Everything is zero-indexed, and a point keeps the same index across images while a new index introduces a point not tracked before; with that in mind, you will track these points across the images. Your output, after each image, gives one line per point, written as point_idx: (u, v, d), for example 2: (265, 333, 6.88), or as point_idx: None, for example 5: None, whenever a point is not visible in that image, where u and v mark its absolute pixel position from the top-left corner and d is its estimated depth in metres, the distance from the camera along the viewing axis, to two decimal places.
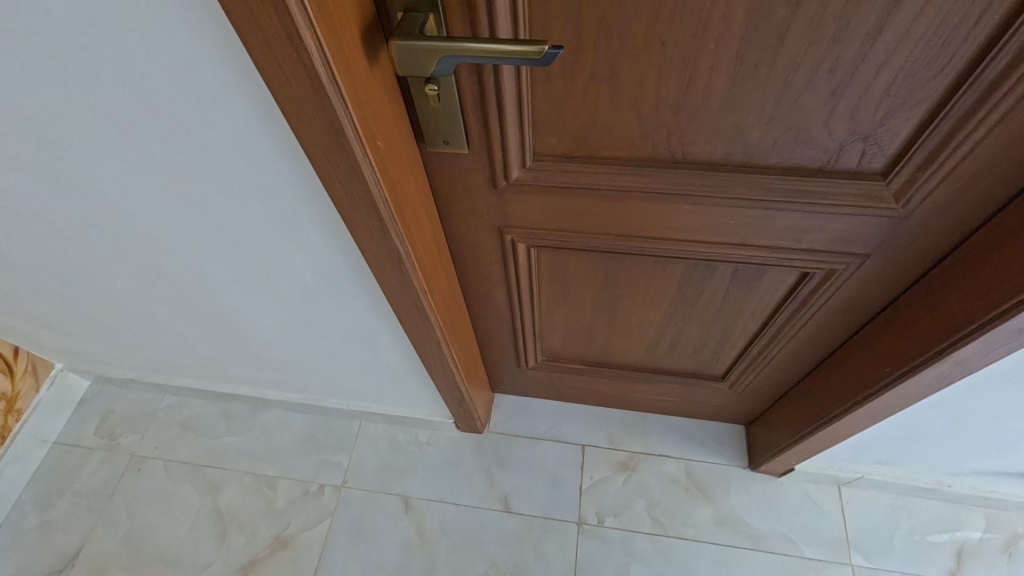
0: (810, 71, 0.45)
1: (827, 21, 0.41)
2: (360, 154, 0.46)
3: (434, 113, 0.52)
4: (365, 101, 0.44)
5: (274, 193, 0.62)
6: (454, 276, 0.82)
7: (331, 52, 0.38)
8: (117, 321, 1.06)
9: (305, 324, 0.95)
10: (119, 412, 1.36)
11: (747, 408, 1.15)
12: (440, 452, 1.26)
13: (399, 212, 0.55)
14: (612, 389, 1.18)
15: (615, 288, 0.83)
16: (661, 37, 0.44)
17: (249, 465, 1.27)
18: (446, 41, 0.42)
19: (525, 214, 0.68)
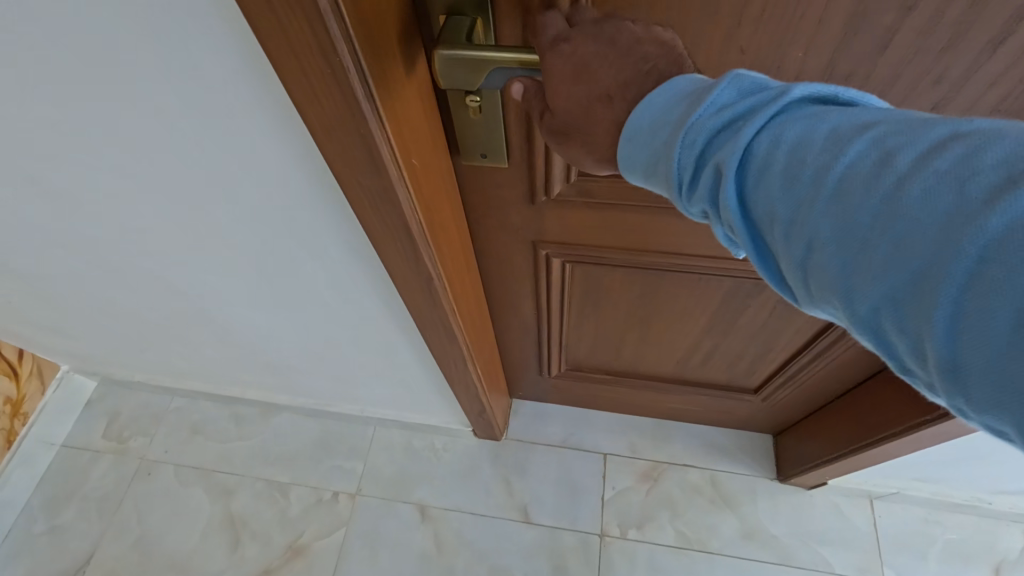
0: (911, 82, 0.40)
1: (942, 27, 0.36)
2: (396, 178, 0.40)
3: (473, 126, 0.47)
4: (401, 115, 0.38)
5: (293, 203, 0.58)
6: (481, 288, 0.77)
7: (370, 66, 0.32)
8: (124, 326, 1.02)
9: (320, 332, 0.91)
10: (128, 414, 1.33)
11: (777, 419, 1.11)
12: (457, 460, 1.22)
13: (432, 232, 0.50)
14: (636, 399, 1.14)
15: (649, 303, 0.78)
16: (741, 45, 0.39)
17: (262, 471, 1.24)
18: (505, 50, 0.37)
19: (562, 229, 0.63)
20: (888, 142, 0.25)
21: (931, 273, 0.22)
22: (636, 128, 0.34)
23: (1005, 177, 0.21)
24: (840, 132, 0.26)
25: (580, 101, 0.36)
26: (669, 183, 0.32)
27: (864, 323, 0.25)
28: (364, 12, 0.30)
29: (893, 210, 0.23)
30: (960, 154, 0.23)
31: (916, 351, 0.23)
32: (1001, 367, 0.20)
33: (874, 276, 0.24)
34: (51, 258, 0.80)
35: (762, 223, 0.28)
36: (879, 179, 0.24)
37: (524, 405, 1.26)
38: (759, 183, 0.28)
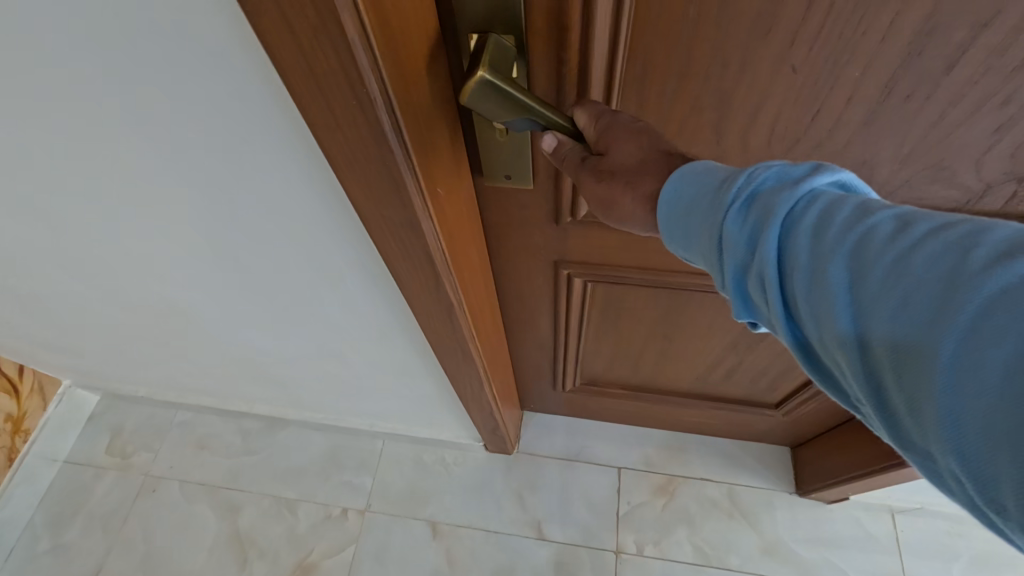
0: (975, 104, 0.37)
1: (1018, 46, 0.33)
2: (421, 211, 0.37)
3: (499, 148, 0.44)
4: (427, 145, 0.35)
5: (306, 223, 0.55)
6: (498, 306, 0.74)
7: (397, 97, 0.29)
8: (128, 342, 0.99)
9: (330, 350, 0.88)
10: (131, 428, 1.30)
11: (797, 433, 1.09)
12: (469, 474, 1.20)
13: (456, 263, 0.46)
14: (650, 412, 1.12)
15: (672, 320, 0.75)
16: (794, 64, 0.37)
17: (269, 487, 1.21)
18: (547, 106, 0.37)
19: (587, 250, 0.60)
20: (907, 212, 0.26)
21: (935, 335, 0.22)
22: (689, 169, 0.34)
23: (1012, 249, 0.22)
24: (865, 201, 0.27)
25: (639, 147, 0.36)
26: (703, 226, 0.32)
27: (867, 378, 0.24)
28: (392, 37, 0.27)
29: (905, 265, 0.24)
30: (971, 230, 0.24)
31: (914, 411, 0.23)
32: (1001, 424, 0.20)
33: (882, 332, 0.24)
34: (52, 276, 0.77)
35: (782, 270, 0.28)
36: (896, 240, 0.25)
37: (535, 417, 1.24)
38: (783, 233, 0.28)
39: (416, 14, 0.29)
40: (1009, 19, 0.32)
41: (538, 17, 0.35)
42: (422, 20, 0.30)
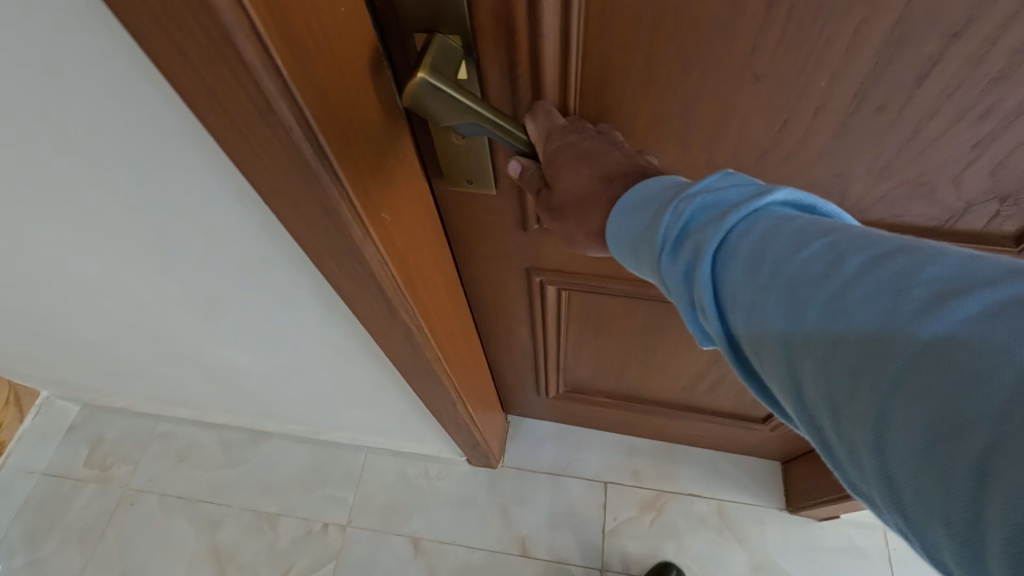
0: (952, 118, 0.35)
1: (994, 57, 0.31)
2: (362, 237, 0.34)
3: (456, 152, 0.42)
4: (365, 165, 0.32)
5: (253, 251, 0.52)
6: (470, 315, 0.72)
7: (314, 114, 0.26)
8: (102, 355, 0.97)
9: (304, 364, 0.86)
10: (112, 439, 1.27)
11: (788, 448, 1.06)
12: (452, 488, 1.17)
13: (411, 284, 0.43)
14: (636, 422, 1.10)
15: (652, 331, 0.74)
16: (757, 72, 0.35)
17: (249, 500, 1.19)
18: (495, 112, 0.36)
19: (558, 259, 0.58)
20: (842, 241, 0.25)
21: (866, 383, 0.21)
22: (629, 201, 0.35)
23: (943, 290, 0.21)
24: (805, 229, 0.26)
25: (580, 180, 0.37)
26: (649, 258, 0.32)
27: (808, 422, 0.24)
28: (303, 48, 0.24)
29: (836, 306, 0.23)
30: (905, 263, 0.22)
31: (852, 459, 0.22)
32: (933, 483, 0.19)
33: (817, 377, 0.23)
34: (16, 288, 0.75)
35: (723, 305, 0.27)
36: (829, 276, 0.24)
37: (521, 428, 1.21)
38: (722, 268, 0.28)
39: (340, 24, 0.27)
40: (983, 28, 0.30)
41: (486, 16, 0.33)
42: (349, 29, 0.27)
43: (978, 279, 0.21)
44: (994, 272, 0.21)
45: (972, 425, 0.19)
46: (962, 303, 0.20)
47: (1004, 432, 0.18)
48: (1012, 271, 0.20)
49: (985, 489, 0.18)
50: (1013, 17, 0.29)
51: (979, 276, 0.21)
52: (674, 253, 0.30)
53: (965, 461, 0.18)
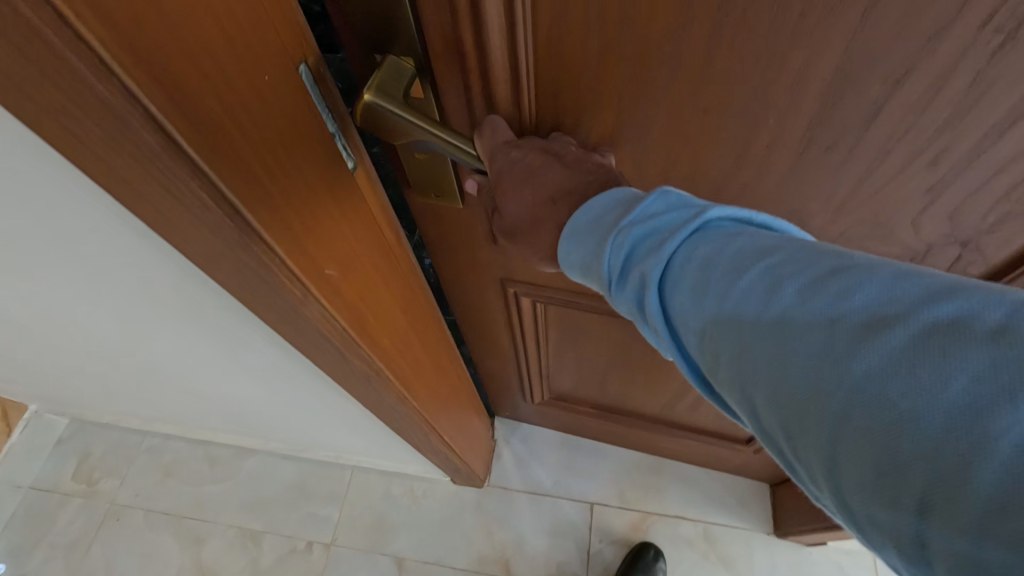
0: (909, 155, 0.36)
1: (938, 103, 0.32)
2: (306, 297, 0.33)
3: (419, 165, 0.47)
4: (303, 227, 0.32)
5: (202, 313, 0.50)
6: (448, 339, 0.72)
7: (228, 189, 0.25)
8: (84, 375, 0.97)
9: (279, 395, 0.85)
10: (99, 453, 1.27)
11: (772, 470, 1.06)
12: (437, 507, 1.16)
13: (364, 331, 0.43)
14: (621, 434, 1.11)
15: (629, 346, 0.76)
16: (702, 105, 0.36)
17: (234, 517, 1.18)
18: (444, 129, 0.39)
19: (527, 274, 0.62)
20: (780, 269, 0.27)
21: (809, 411, 0.24)
22: (574, 228, 0.38)
23: (871, 318, 0.23)
24: (743, 255, 0.29)
25: (524, 201, 0.40)
26: (600, 279, 0.36)
27: (770, 439, 0.27)
28: (204, 125, 0.23)
29: (780, 336, 0.26)
30: (837, 290, 0.25)
31: (808, 473, 0.25)
32: (877, 500, 0.22)
33: (766, 402, 0.26)
34: None
35: (684, 329, 0.30)
36: (767, 305, 0.26)
37: (507, 446, 1.20)
38: (672, 295, 0.31)
39: (256, 91, 0.26)
40: (923, 77, 0.31)
41: (437, 40, 0.35)
42: (268, 95, 0.27)
43: (900, 305, 0.23)
44: (912, 296, 0.23)
45: (903, 447, 0.21)
46: (890, 332, 0.22)
47: (934, 458, 0.20)
48: (928, 295, 0.22)
49: (924, 509, 0.20)
50: (951, 69, 0.30)
51: (897, 302, 0.23)
52: (627, 279, 0.33)
53: (904, 484, 0.21)
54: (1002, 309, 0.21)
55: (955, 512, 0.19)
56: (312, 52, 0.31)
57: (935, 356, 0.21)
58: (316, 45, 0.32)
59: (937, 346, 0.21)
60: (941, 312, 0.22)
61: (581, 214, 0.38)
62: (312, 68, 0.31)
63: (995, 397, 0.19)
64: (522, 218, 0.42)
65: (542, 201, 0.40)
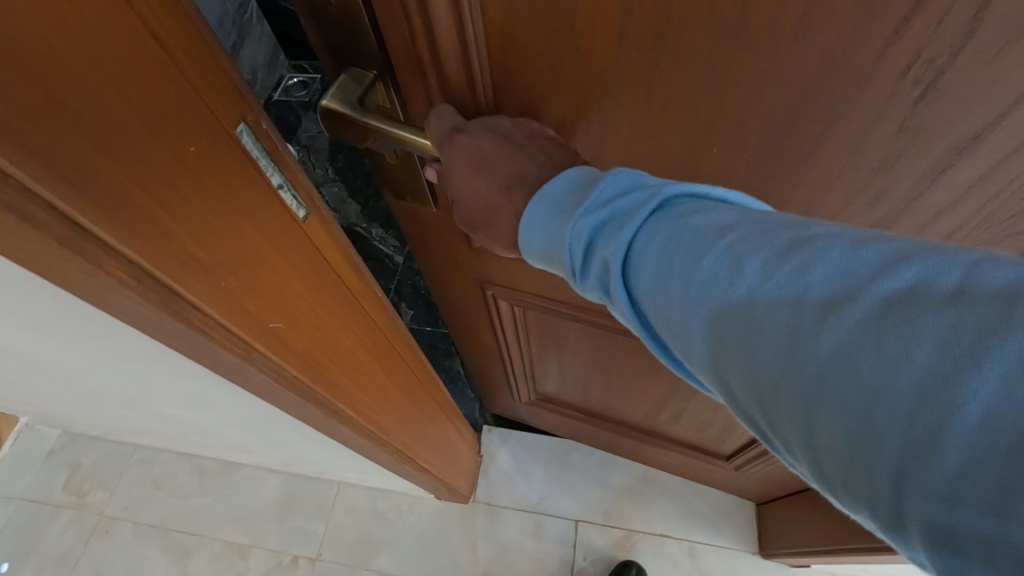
0: (849, 198, 0.39)
1: (870, 149, 0.34)
2: (248, 355, 0.34)
3: (397, 170, 0.51)
4: (241, 287, 0.32)
5: (154, 376, 0.50)
6: (428, 368, 0.72)
7: (149, 263, 0.25)
8: (62, 404, 0.96)
9: (255, 427, 0.84)
10: (89, 465, 1.28)
11: (753, 489, 1.06)
12: (423, 523, 1.17)
13: (315, 376, 0.42)
14: (607, 441, 1.12)
15: (607, 352, 0.79)
16: (652, 135, 0.38)
17: (222, 530, 1.19)
18: (390, 122, 0.39)
19: (502, 277, 0.66)
20: (740, 246, 0.26)
21: (780, 389, 0.23)
22: (530, 219, 0.36)
23: (835, 292, 0.22)
24: (704, 232, 0.28)
25: (479, 191, 0.40)
26: (562, 265, 0.35)
27: (746, 422, 0.26)
28: (122, 209, 0.24)
29: (746, 314, 0.25)
30: (799, 263, 0.24)
31: (787, 453, 0.24)
32: (855, 476, 0.21)
33: (739, 382, 0.25)
34: None
35: (652, 310, 0.29)
36: (731, 283, 0.26)
37: (494, 461, 1.20)
38: (636, 279, 0.30)
39: (184, 162, 0.26)
40: (852, 122, 0.33)
41: (398, 54, 0.36)
42: (199, 164, 0.27)
43: (860, 275, 0.22)
44: (873, 265, 0.22)
45: (875, 418, 0.20)
46: (852, 305, 0.22)
47: (908, 427, 0.19)
48: (887, 262, 0.22)
49: (902, 485, 0.19)
50: (877, 120, 0.32)
51: (857, 272, 0.22)
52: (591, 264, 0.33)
53: (879, 462, 0.20)
54: (961, 272, 0.20)
55: (933, 482, 0.18)
56: (253, 111, 0.31)
57: (901, 323, 0.20)
58: (259, 103, 0.32)
59: (899, 313, 0.20)
60: (901, 279, 0.21)
61: (537, 199, 0.36)
62: (252, 127, 0.31)
63: (960, 362, 0.18)
64: (480, 205, 0.41)
65: (498, 189, 0.39)
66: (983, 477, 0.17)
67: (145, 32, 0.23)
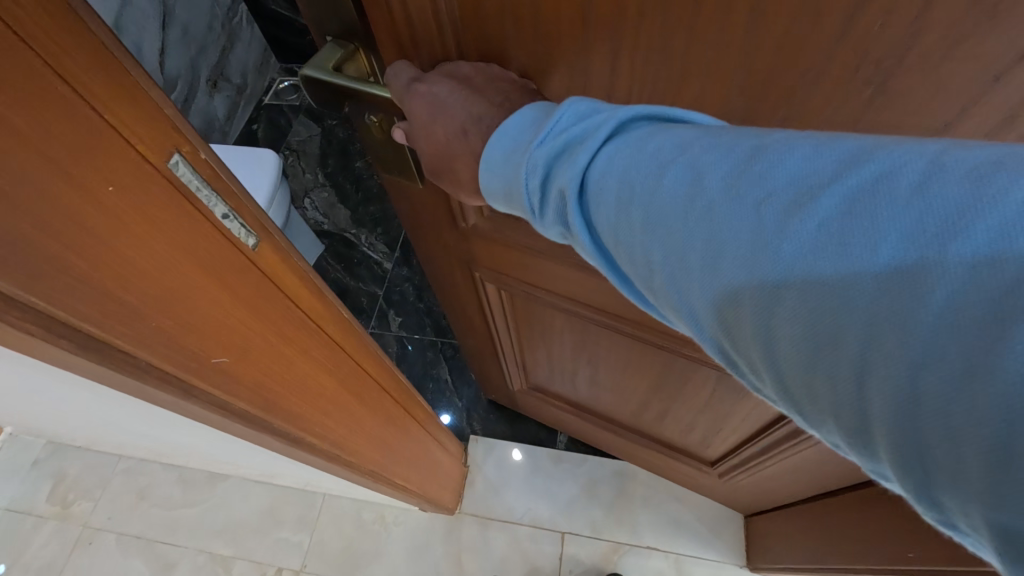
0: None
1: None
2: (189, 399, 0.34)
3: (381, 146, 0.51)
4: (179, 328, 0.32)
5: (110, 400, 0.49)
6: (411, 391, 0.72)
7: (65, 311, 0.26)
8: (37, 415, 0.96)
9: (232, 440, 0.83)
10: (74, 475, 1.28)
11: (737, 499, 1.05)
12: (408, 535, 1.15)
13: (258, 402, 0.41)
14: (596, 438, 1.12)
15: (591, 347, 0.79)
16: None
17: (206, 542, 1.18)
18: (354, 81, 0.41)
19: (486, 259, 0.66)
20: (702, 158, 0.25)
21: (746, 298, 0.23)
22: (489, 158, 0.35)
23: (797, 194, 0.22)
24: (666, 147, 0.27)
25: (438, 140, 0.39)
26: (520, 204, 0.34)
27: (710, 338, 0.26)
28: (16, 258, 0.23)
29: (711, 229, 0.24)
30: (762, 170, 0.23)
31: (750, 365, 0.24)
32: (819, 377, 0.21)
33: (703, 297, 0.24)
34: None
35: (611, 237, 0.29)
36: (694, 198, 0.25)
37: (480, 473, 1.19)
38: (593, 206, 0.29)
39: (98, 203, 0.26)
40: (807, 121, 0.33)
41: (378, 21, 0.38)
42: (120, 204, 0.27)
43: (823, 175, 0.22)
44: (835, 164, 0.22)
45: (838, 316, 0.20)
46: (816, 206, 0.21)
47: (871, 322, 0.19)
48: (849, 160, 0.21)
49: (866, 378, 0.19)
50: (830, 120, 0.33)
51: (819, 172, 0.22)
52: (547, 197, 0.32)
53: (841, 359, 0.20)
54: (926, 161, 0.20)
55: (894, 375, 0.18)
56: (188, 141, 0.30)
57: (864, 218, 0.20)
58: (194, 132, 0.30)
59: (866, 206, 0.20)
60: (865, 172, 0.21)
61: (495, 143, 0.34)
62: (188, 158, 0.30)
63: (923, 249, 0.18)
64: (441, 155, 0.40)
65: (456, 136, 0.38)
66: (946, 355, 0.17)
67: (42, 67, 0.22)
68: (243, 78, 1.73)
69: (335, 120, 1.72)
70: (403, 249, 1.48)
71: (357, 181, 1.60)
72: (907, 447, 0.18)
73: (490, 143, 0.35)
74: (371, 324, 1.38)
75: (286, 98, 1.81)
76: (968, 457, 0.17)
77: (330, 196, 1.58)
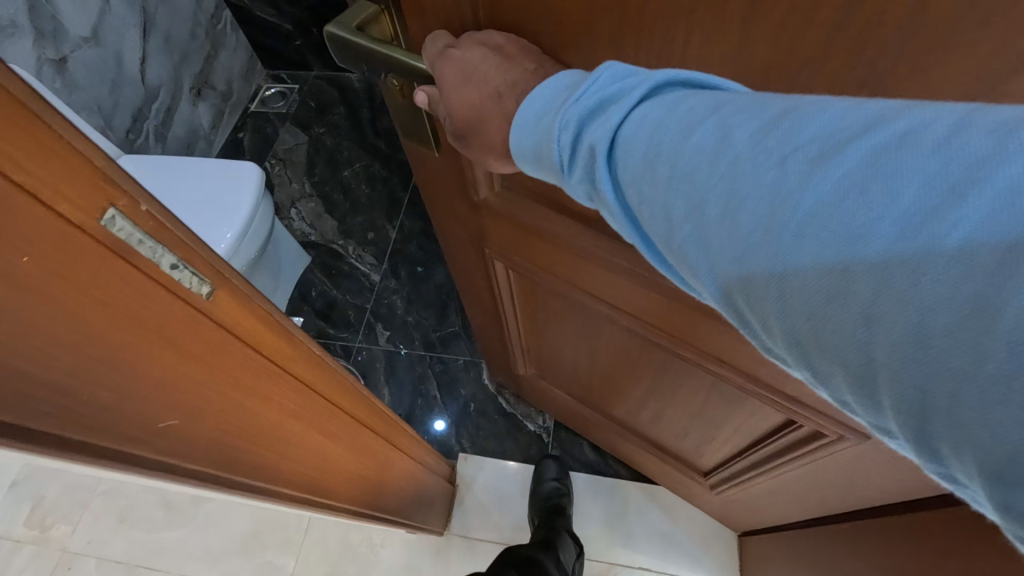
0: None
1: None
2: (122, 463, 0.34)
3: (404, 109, 0.49)
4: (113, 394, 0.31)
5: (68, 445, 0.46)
6: (397, 422, 0.70)
7: None
8: None
9: None
10: (53, 497, 1.24)
11: (732, 516, 1.03)
12: (396, 556, 1.13)
13: (213, 449, 0.40)
14: (596, 433, 1.10)
15: (594, 340, 0.77)
16: None
17: (186, 568, 1.15)
18: (380, 44, 0.39)
19: (497, 237, 0.63)
20: (729, 117, 0.24)
21: (761, 247, 0.22)
22: (524, 119, 0.32)
23: (823, 146, 0.21)
24: (691, 108, 0.26)
25: (471, 102, 0.36)
26: (552, 169, 0.32)
27: (720, 298, 0.25)
28: None
29: (733, 183, 0.23)
30: (789, 127, 0.22)
31: (762, 322, 0.23)
32: (831, 325, 0.20)
33: (718, 251, 0.24)
34: None
35: (630, 196, 0.28)
36: (718, 154, 0.24)
37: (470, 491, 1.17)
38: (616, 166, 0.28)
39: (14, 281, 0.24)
40: None
41: None
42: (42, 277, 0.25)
43: (851, 129, 0.21)
44: (865, 119, 0.21)
45: (854, 263, 0.19)
46: (839, 156, 0.20)
47: (884, 265, 0.19)
48: (879, 116, 0.21)
49: (874, 324, 0.19)
50: None
51: (847, 126, 0.21)
52: (575, 158, 0.30)
53: (852, 306, 0.19)
54: (956, 119, 0.19)
55: (903, 320, 0.18)
56: (126, 194, 0.27)
57: (887, 168, 0.19)
58: (134, 183, 0.28)
59: (890, 158, 0.19)
60: (893, 127, 0.20)
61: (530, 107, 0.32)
62: (125, 212, 0.27)
63: (944, 197, 0.18)
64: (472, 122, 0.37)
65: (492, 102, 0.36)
66: (952, 299, 0.17)
67: None
68: (228, 86, 1.70)
69: (322, 128, 1.69)
70: (392, 260, 1.45)
71: (345, 190, 1.57)
72: (910, 389, 0.18)
73: (524, 108, 0.32)
74: (359, 338, 1.35)
75: (273, 106, 1.78)
76: (964, 397, 0.17)
77: (317, 207, 1.55)
